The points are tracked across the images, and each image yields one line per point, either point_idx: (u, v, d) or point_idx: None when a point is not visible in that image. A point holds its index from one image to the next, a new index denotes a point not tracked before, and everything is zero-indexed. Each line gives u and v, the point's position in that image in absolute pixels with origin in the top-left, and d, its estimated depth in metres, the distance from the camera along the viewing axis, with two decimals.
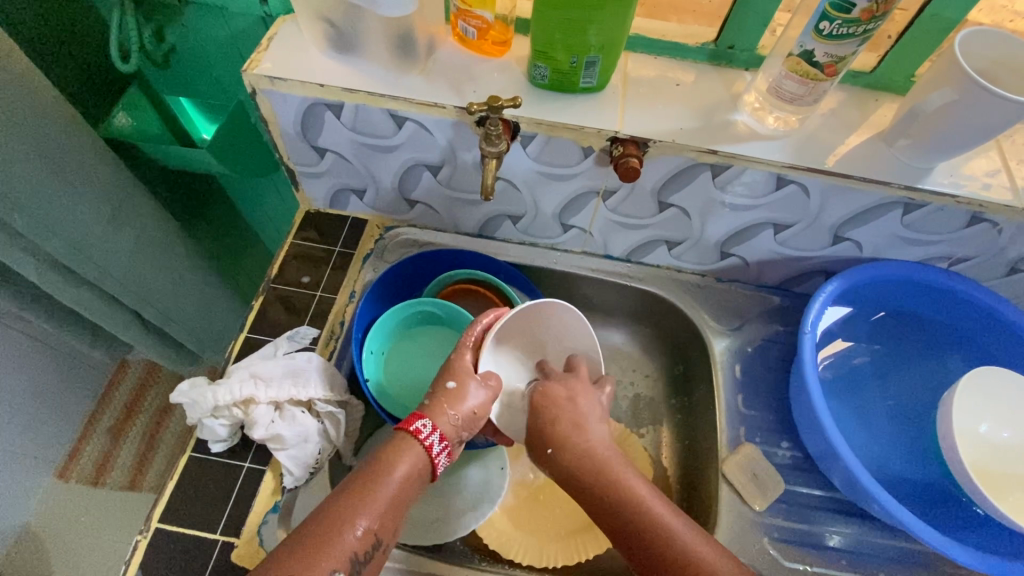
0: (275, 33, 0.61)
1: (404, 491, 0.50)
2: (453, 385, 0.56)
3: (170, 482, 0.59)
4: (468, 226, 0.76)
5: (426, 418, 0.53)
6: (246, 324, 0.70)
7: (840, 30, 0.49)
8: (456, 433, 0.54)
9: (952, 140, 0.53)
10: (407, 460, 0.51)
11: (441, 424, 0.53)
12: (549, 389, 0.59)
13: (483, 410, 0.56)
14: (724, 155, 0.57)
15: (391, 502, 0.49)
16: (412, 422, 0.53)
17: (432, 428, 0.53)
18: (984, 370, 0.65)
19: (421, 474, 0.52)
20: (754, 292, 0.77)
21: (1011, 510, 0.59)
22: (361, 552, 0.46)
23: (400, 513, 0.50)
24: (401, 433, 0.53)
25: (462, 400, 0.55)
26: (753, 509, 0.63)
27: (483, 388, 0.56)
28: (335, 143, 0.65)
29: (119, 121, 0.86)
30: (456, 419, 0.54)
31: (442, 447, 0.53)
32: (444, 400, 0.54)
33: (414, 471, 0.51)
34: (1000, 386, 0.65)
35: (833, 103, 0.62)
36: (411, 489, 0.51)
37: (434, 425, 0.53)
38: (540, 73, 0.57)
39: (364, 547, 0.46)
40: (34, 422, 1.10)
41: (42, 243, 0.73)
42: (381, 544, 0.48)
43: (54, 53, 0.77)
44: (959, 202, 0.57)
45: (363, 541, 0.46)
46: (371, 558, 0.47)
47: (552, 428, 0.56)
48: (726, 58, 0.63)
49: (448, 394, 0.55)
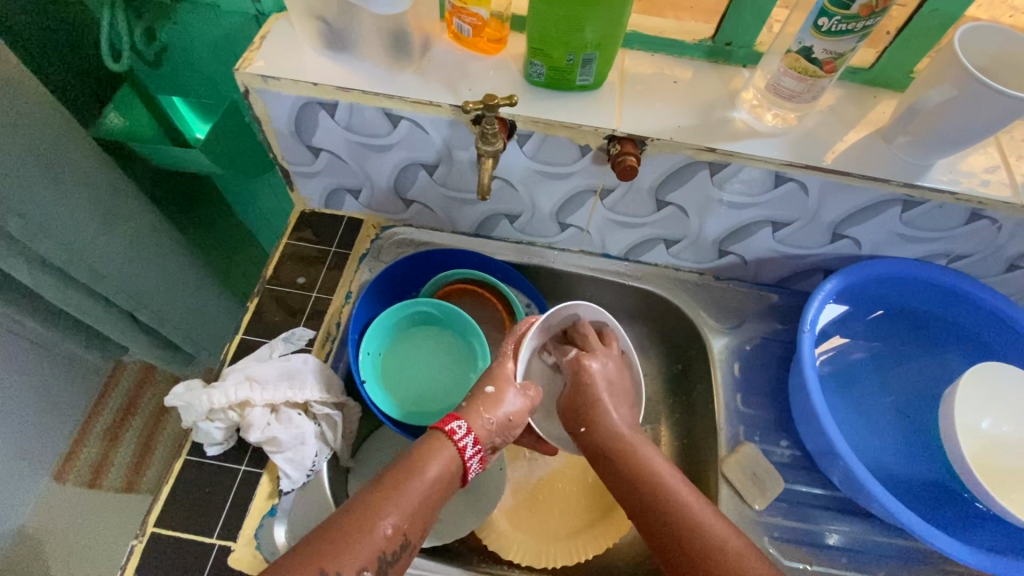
0: (269, 31, 0.60)
1: (434, 493, 0.50)
2: (491, 390, 0.56)
3: (165, 486, 0.59)
4: (464, 226, 0.76)
5: (462, 420, 0.54)
6: (241, 325, 0.69)
7: (839, 27, 0.48)
8: (488, 437, 0.55)
9: (951, 137, 0.52)
10: (440, 461, 0.51)
11: (475, 428, 0.54)
12: (590, 364, 0.61)
13: (518, 418, 0.56)
14: (722, 153, 0.57)
15: (421, 503, 0.49)
16: (448, 423, 0.53)
17: (467, 431, 0.53)
18: (990, 366, 0.64)
19: (451, 476, 0.51)
20: (752, 290, 0.76)
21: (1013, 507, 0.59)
22: (390, 552, 0.45)
23: (428, 514, 0.49)
24: (435, 431, 0.53)
25: (499, 405, 0.55)
26: (753, 508, 0.63)
27: (522, 396, 0.57)
28: (330, 143, 0.64)
29: (111, 121, 0.84)
30: (491, 424, 0.55)
31: (474, 451, 0.53)
32: (481, 404, 0.55)
33: (445, 473, 0.51)
34: (1004, 381, 0.64)
35: (832, 100, 0.61)
36: (441, 490, 0.50)
37: (469, 428, 0.53)
38: (536, 71, 0.57)
39: (392, 547, 0.46)
40: (29, 424, 1.09)
41: (34, 245, 0.72)
42: (409, 544, 0.47)
43: (43, 51, 0.75)
44: (958, 199, 0.57)
45: (392, 541, 0.46)
46: (398, 558, 0.46)
47: (590, 408, 0.60)
48: (723, 55, 0.63)
49: (485, 398, 0.56)
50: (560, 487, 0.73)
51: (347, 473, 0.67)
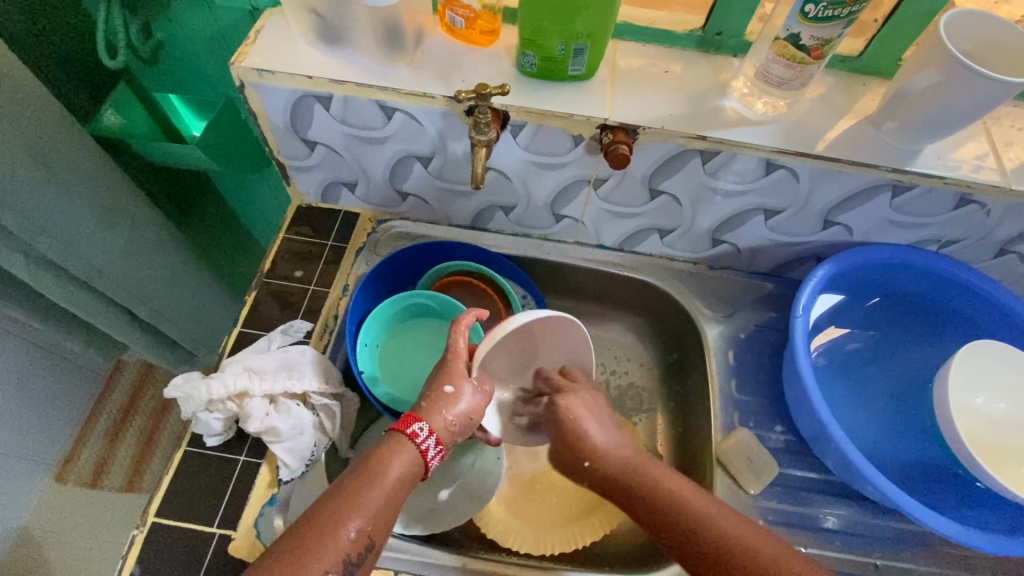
0: (263, 26, 0.61)
1: (397, 493, 0.50)
2: (450, 390, 0.55)
3: (166, 477, 0.59)
4: (460, 218, 0.76)
5: (424, 421, 0.53)
6: (239, 319, 0.70)
7: (825, 13, 0.49)
8: (448, 431, 0.55)
9: (937, 122, 0.53)
10: (402, 466, 0.51)
11: (437, 429, 0.54)
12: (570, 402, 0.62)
13: (476, 413, 0.56)
14: (713, 141, 0.57)
15: (384, 504, 0.48)
16: (410, 424, 0.53)
17: (429, 432, 0.53)
18: (981, 347, 0.65)
19: (412, 474, 0.51)
20: (746, 279, 0.77)
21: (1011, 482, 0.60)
22: (354, 554, 0.46)
23: (393, 513, 0.49)
24: (392, 433, 0.53)
25: (457, 405, 0.55)
26: (748, 492, 0.63)
27: (478, 392, 0.57)
28: (325, 136, 0.65)
29: (107, 119, 0.85)
30: (451, 423, 0.55)
31: (437, 450, 0.54)
32: (441, 404, 0.54)
33: (408, 473, 0.51)
34: (996, 360, 0.65)
35: (822, 89, 0.62)
36: (404, 488, 0.50)
37: (431, 429, 0.53)
38: (528, 61, 0.57)
39: (357, 549, 0.46)
40: (30, 423, 1.09)
41: (31, 241, 0.72)
42: (374, 546, 0.47)
43: (39, 49, 0.76)
44: (947, 183, 0.58)
45: (357, 543, 0.46)
46: (363, 559, 0.46)
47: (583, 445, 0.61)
48: (714, 45, 0.63)
49: (444, 398, 0.55)
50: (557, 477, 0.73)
51: (346, 464, 0.67)
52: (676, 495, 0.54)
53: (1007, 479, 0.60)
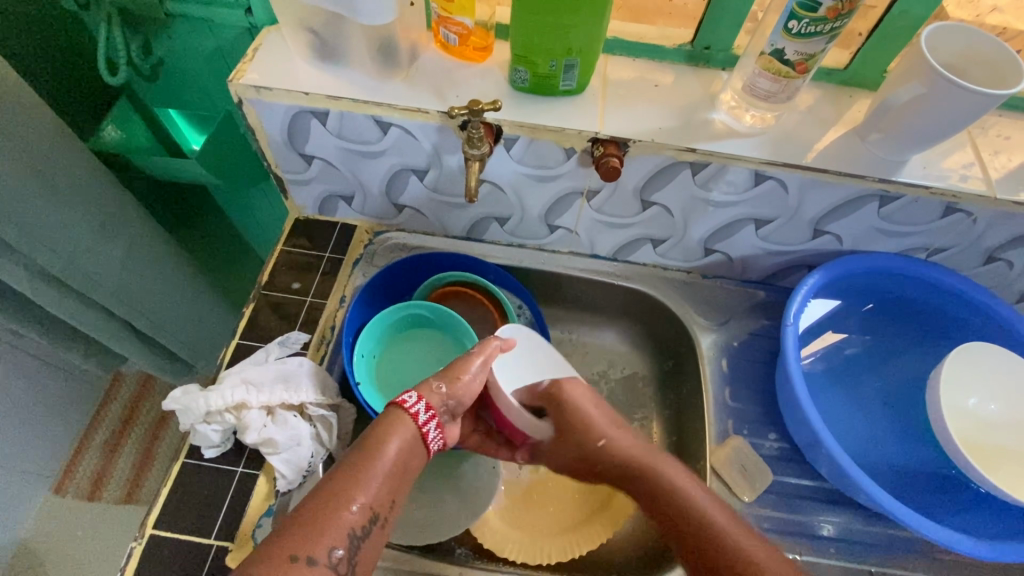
0: (261, 44, 0.62)
1: (398, 467, 0.50)
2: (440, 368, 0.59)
3: (163, 489, 0.60)
4: (456, 229, 0.77)
5: (412, 390, 0.55)
6: (237, 331, 0.70)
7: (807, 29, 0.51)
8: (442, 404, 0.56)
9: (920, 133, 0.54)
10: (401, 438, 0.51)
11: (425, 394, 0.55)
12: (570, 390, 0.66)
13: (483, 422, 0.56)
14: (701, 153, 0.58)
15: (387, 477, 0.49)
16: (398, 395, 0.54)
17: (417, 398, 0.54)
18: (978, 346, 0.66)
19: (414, 448, 0.52)
20: (739, 287, 0.78)
21: (1004, 483, 0.60)
22: (360, 527, 0.46)
23: (396, 487, 0.50)
24: (391, 410, 0.54)
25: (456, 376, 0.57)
26: (742, 500, 0.64)
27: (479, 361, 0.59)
28: (322, 150, 0.66)
29: (108, 135, 0.87)
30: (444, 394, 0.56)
31: (429, 416, 0.54)
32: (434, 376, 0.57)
33: (407, 446, 0.51)
34: (992, 362, 0.66)
35: (810, 100, 0.63)
36: (405, 463, 0.51)
37: (420, 395, 0.54)
38: (520, 77, 0.59)
39: (362, 522, 0.46)
40: (29, 436, 1.10)
41: (32, 255, 0.73)
42: (380, 518, 0.48)
43: (41, 66, 0.78)
44: (933, 193, 0.59)
45: (361, 516, 0.46)
46: (370, 532, 0.46)
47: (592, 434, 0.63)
48: (703, 59, 0.65)
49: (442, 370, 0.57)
50: (552, 486, 0.74)
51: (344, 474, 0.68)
52: (694, 499, 0.55)
53: (1000, 480, 0.61)
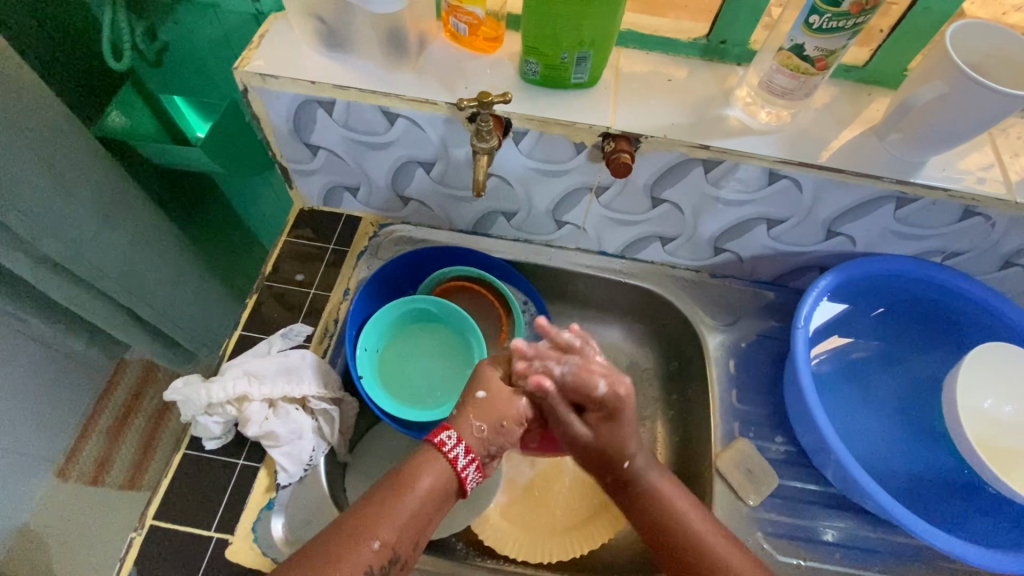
0: (268, 30, 0.61)
1: (427, 505, 0.52)
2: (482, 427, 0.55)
3: (164, 480, 0.59)
4: (461, 222, 0.76)
5: (452, 429, 0.55)
6: (240, 321, 0.70)
7: (829, 24, 0.49)
8: (482, 446, 0.55)
9: (941, 134, 0.53)
10: (435, 475, 0.53)
11: (465, 436, 0.54)
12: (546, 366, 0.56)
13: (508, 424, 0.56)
14: (716, 150, 0.57)
15: (414, 515, 0.51)
16: (438, 432, 0.54)
17: (456, 441, 0.54)
18: (994, 347, 0.64)
19: (445, 488, 0.53)
20: (748, 288, 0.77)
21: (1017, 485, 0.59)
22: (377, 565, 0.48)
23: (422, 525, 0.52)
24: (427, 444, 0.55)
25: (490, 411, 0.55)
26: (747, 503, 0.63)
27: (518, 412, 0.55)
28: (328, 140, 0.65)
29: (112, 120, 0.86)
30: (483, 432, 0.54)
31: (468, 460, 0.54)
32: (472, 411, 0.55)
33: (436, 487, 0.52)
34: (1007, 362, 0.65)
35: (827, 98, 0.62)
36: (435, 501, 0.52)
37: (460, 437, 0.54)
38: (531, 69, 0.57)
39: (380, 561, 0.49)
40: (34, 420, 1.10)
41: (36, 241, 0.73)
42: (398, 558, 0.50)
43: (47, 51, 0.77)
44: (952, 195, 0.57)
45: (380, 555, 0.49)
46: (387, 571, 0.49)
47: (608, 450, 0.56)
48: (718, 53, 0.63)
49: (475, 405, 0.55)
50: (552, 483, 0.73)
51: (345, 469, 0.68)
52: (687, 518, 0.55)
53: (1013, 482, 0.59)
